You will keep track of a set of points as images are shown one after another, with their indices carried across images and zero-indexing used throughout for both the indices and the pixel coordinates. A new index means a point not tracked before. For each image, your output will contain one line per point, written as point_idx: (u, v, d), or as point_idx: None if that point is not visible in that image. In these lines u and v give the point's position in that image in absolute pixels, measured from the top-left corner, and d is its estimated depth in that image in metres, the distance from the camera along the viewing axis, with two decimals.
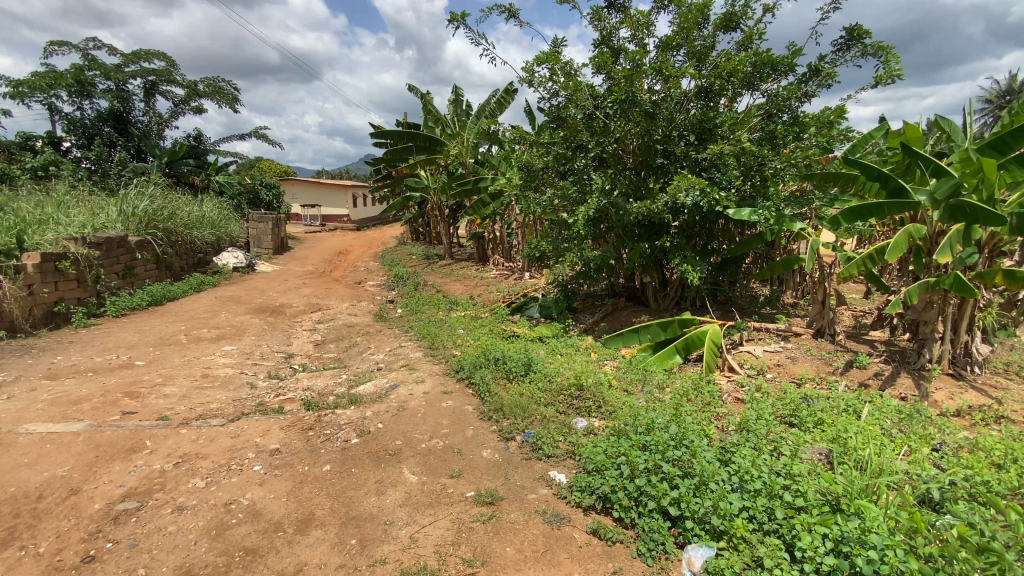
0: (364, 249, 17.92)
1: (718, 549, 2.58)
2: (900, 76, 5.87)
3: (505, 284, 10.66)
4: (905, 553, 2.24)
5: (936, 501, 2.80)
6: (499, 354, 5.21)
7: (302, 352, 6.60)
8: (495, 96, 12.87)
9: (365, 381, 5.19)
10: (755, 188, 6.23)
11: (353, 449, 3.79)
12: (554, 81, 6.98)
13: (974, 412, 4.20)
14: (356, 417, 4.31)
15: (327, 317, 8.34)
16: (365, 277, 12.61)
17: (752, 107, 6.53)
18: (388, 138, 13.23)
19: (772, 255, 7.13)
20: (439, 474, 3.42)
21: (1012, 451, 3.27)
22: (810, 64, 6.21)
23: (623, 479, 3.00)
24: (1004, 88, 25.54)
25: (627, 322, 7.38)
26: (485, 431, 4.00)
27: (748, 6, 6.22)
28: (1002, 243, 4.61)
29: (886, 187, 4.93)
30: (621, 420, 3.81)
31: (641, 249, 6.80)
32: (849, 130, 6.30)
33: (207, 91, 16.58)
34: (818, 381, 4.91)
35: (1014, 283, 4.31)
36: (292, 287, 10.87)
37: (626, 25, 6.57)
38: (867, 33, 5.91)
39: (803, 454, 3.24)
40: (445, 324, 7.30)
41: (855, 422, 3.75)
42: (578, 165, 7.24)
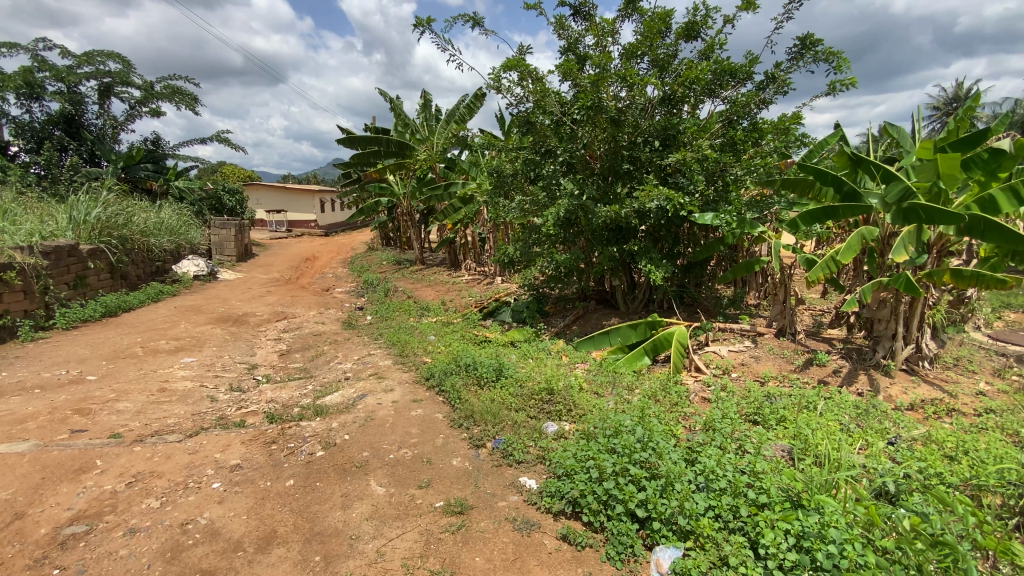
0: (332, 256, 17.57)
1: (685, 549, 2.61)
2: (850, 83, 6.13)
3: (476, 288, 10.63)
4: (862, 546, 2.32)
5: (892, 494, 2.91)
6: (470, 359, 5.17)
7: (267, 362, 6.41)
8: (465, 101, 12.86)
9: (333, 391, 5.07)
10: (717, 192, 6.42)
11: (318, 462, 3.69)
12: (523, 87, 7.02)
13: (926, 406, 4.39)
14: (322, 429, 4.20)
15: (293, 326, 8.13)
16: (333, 284, 12.36)
17: (714, 113, 6.72)
18: (356, 142, 13.05)
19: (735, 258, 7.33)
20: (407, 485, 3.36)
21: (962, 443, 3.43)
22: (767, 71, 6.43)
23: (592, 483, 3.00)
24: (950, 96, 26.95)
25: (598, 324, 7.45)
26: (455, 439, 3.95)
27: (709, 16, 6.40)
28: (949, 243, 4.82)
29: (841, 191, 5.09)
30: (591, 424, 3.82)
31: (610, 253, 6.88)
32: (805, 136, 6.54)
33: (165, 93, 16.01)
34: (780, 380, 5.06)
35: (962, 282, 4.50)
36: (257, 295, 10.55)
37: (591, 32, 6.66)
38: (819, 41, 6.16)
39: (766, 452, 3.31)
40: (416, 331, 7.21)
41: (815, 419, 3.88)
42: (547, 170, 7.30)
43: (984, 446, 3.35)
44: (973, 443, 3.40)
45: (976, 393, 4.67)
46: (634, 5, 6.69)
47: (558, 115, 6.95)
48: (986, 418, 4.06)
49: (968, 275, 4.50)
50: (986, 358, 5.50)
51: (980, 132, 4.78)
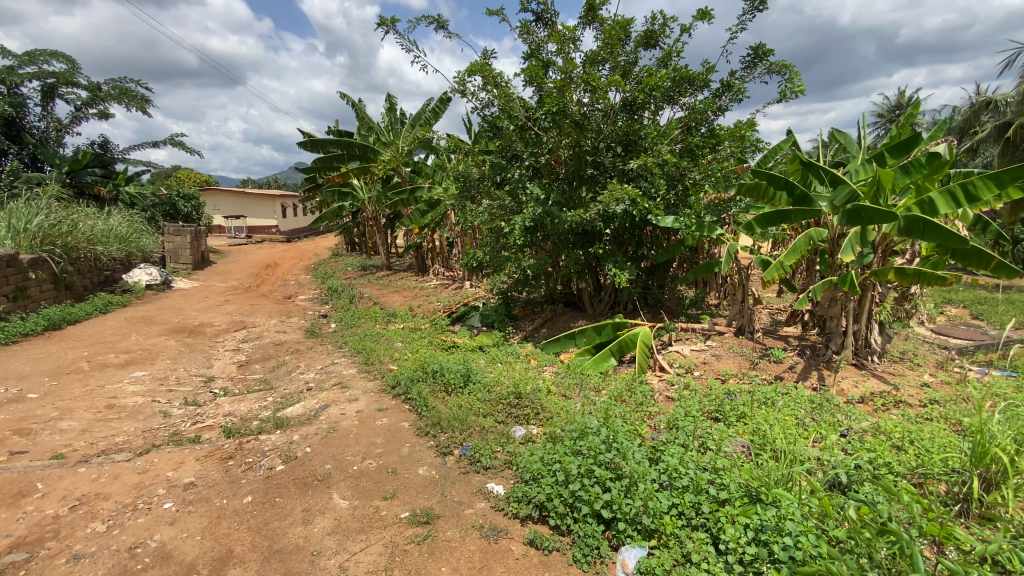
0: (295, 262, 17.10)
1: (649, 548, 2.65)
2: (801, 92, 6.41)
3: (444, 293, 10.55)
4: (816, 536, 2.41)
5: (844, 485, 3.02)
6: (437, 366, 5.12)
7: (225, 374, 6.18)
8: (430, 105, 12.78)
9: (294, 403, 4.93)
10: (678, 197, 6.62)
11: (277, 477, 3.57)
12: (487, 91, 7.04)
13: (875, 399, 4.60)
14: (282, 442, 4.07)
15: (253, 335, 7.86)
16: (295, 291, 12.03)
17: (673, 120, 6.91)
18: (318, 145, 12.78)
19: (696, 259, 7.53)
20: (371, 496, 3.29)
21: (908, 433, 3.61)
22: (723, 79, 6.64)
23: (559, 486, 3.02)
24: (893, 103, 28.48)
25: (565, 327, 7.52)
26: (422, 448, 3.89)
27: (667, 25, 6.58)
28: (893, 243, 5.07)
29: (793, 195, 5.31)
30: (558, 427, 3.84)
31: (576, 256, 6.98)
32: (759, 141, 6.78)
33: (114, 95, 15.28)
34: (740, 377, 5.23)
35: (906, 279, 4.75)
36: (214, 304, 10.17)
37: (553, 39, 6.75)
38: (770, 52, 6.41)
39: (727, 448, 3.40)
40: (382, 338, 7.08)
41: (773, 414, 4.03)
42: (513, 175, 7.33)
43: (928, 435, 3.53)
44: (918, 433, 3.58)
45: (920, 385, 4.93)
46: (595, 12, 6.80)
47: (523, 119, 7.01)
48: (930, 408, 4.29)
49: (910, 273, 4.75)
50: (929, 351, 5.81)
51: (913, 138, 5.10)
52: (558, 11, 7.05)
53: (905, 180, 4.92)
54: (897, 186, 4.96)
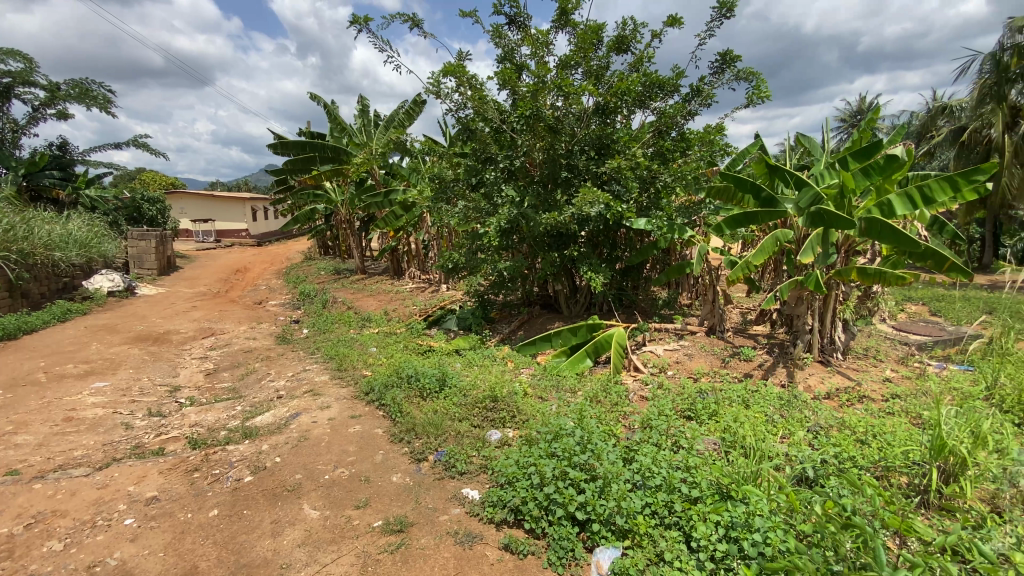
0: (266, 267, 16.71)
1: (623, 548, 2.67)
2: (767, 97, 6.58)
3: (421, 297, 10.45)
4: (783, 531, 2.47)
5: (811, 479, 3.10)
6: (412, 370, 5.06)
7: (192, 383, 5.98)
8: (404, 107, 12.68)
9: (264, 411, 4.81)
10: (650, 199, 6.72)
11: (245, 488, 3.47)
12: (461, 93, 7.02)
13: (840, 394, 4.75)
14: (251, 452, 3.97)
15: (221, 342, 7.64)
16: (266, 296, 11.75)
17: (645, 123, 7.02)
18: (289, 147, 12.53)
19: (669, 261, 7.64)
20: (343, 506, 3.22)
21: (871, 428, 3.72)
22: (692, 85, 6.77)
23: (534, 489, 3.02)
24: (855, 109, 29.59)
25: (542, 329, 7.54)
26: (396, 454, 3.84)
27: (637, 30, 6.68)
28: (855, 243, 5.23)
29: (759, 197, 5.44)
30: (534, 429, 3.84)
31: (551, 258, 7.02)
32: (728, 145, 6.93)
33: (74, 94, 14.70)
34: (712, 375, 5.33)
35: (867, 279, 4.91)
36: (180, 311, 9.85)
37: (526, 43, 6.78)
38: (738, 58, 6.57)
39: (699, 447, 3.46)
40: (356, 343, 6.97)
41: (743, 412, 4.12)
42: (487, 177, 7.32)
43: (889, 429, 3.65)
44: (880, 427, 3.71)
45: (883, 380, 5.10)
46: (568, 16, 6.85)
47: (497, 122, 7.03)
48: (892, 402, 4.45)
49: (872, 273, 4.90)
50: (890, 347, 6.02)
51: (874, 143, 5.27)
52: (531, 15, 7.08)
53: (866, 182, 5.07)
54: (858, 189, 5.12)
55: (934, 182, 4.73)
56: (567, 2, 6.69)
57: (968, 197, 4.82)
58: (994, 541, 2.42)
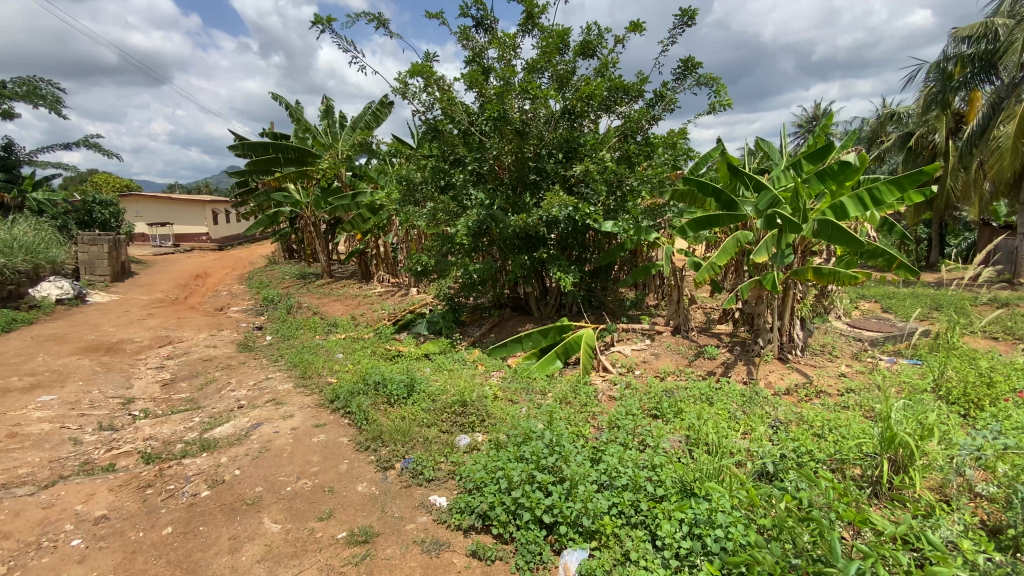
0: (228, 271, 16.16)
1: (590, 549, 2.68)
2: (727, 103, 6.76)
3: (390, 301, 10.30)
4: (744, 526, 2.52)
5: (771, 473, 3.19)
6: (380, 376, 4.98)
7: (147, 395, 5.71)
8: (370, 108, 12.49)
9: (223, 422, 4.65)
10: (617, 202, 6.84)
11: (202, 503, 3.34)
12: (429, 94, 6.97)
13: (799, 390, 4.91)
14: (209, 466, 3.83)
15: (179, 351, 7.34)
16: (228, 303, 11.36)
17: (611, 128, 7.13)
18: (251, 147, 12.16)
19: (636, 262, 7.77)
20: (306, 518, 3.14)
21: (827, 422, 3.86)
22: (656, 90, 6.91)
23: (501, 493, 3.00)
24: (811, 115, 30.79)
25: (513, 332, 7.54)
26: (361, 463, 3.76)
27: (603, 35, 6.77)
28: (811, 244, 5.42)
29: (720, 201, 5.60)
30: (502, 433, 3.84)
31: (521, 261, 7.04)
32: (691, 149, 7.09)
33: (19, 92, 13.91)
34: (677, 374, 5.44)
35: (822, 278, 5.11)
36: (134, 319, 9.42)
37: (493, 45, 6.78)
38: (699, 64, 6.73)
39: (665, 445, 3.53)
40: (321, 350, 6.81)
41: (707, 409, 4.22)
42: (456, 180, 7.28)
43: (844, 423, 3.79)
44: (836, 421, 3.85)
45: (838, 374, 5.32)
46: (534, 21, 6.90)
47: (465, 124, 7.02)
48: (847, 397, 4.63)
49: (826, 273, 5.10)
50: (845, 344, 6.27)
51: (828, 147, 5.49)
52: (498, 18, 7.09)
53: (821, 186, 5.30)
54: (813, 192, 5.32)
55: (882, 184, 4.95)
56: (533, 6, 6.73)
57: (914, 199, 5.07)
58: (942, 529, 2.55)
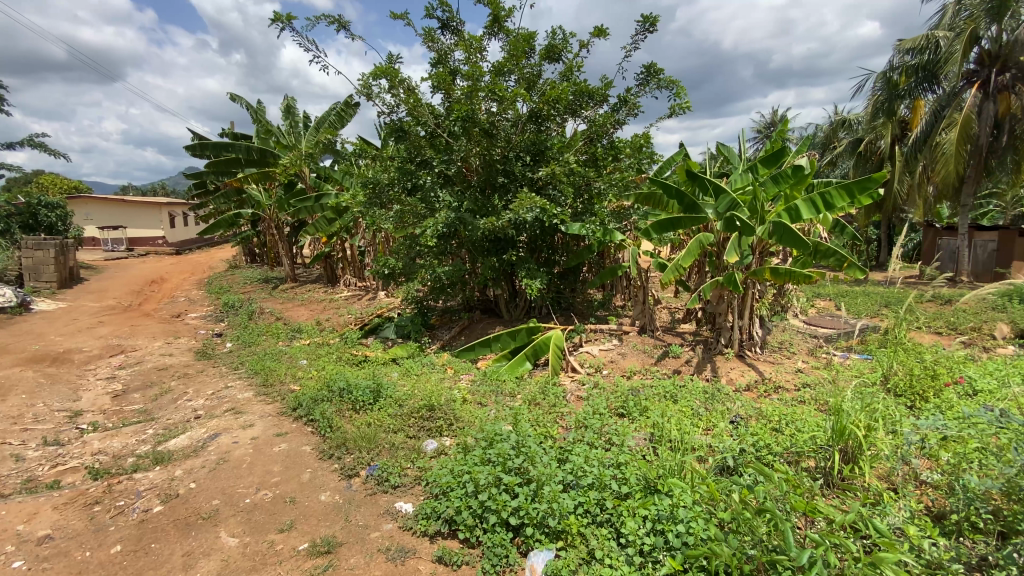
0: (186, 277, 15.53)
1: (557, 550, 2.70)
2: (688, 107, 6.94)
3: (357, 305, 10.12)
4: (704, 521, 2.59)
5: (730, 467, 3.28)
6: (344, 383, 4.88)
7: (96, 407, 5.44)
8: (335, 108, 12.28)
9: (178, 434, 4.47)
10: (584, 205, 6.93)
11: (153, 520, 3.20)
12: (395, 95, 6.89)
13: (759, 386, 5.08)
14: (162, 479, 3.67)
15: (132, 360, 7.02)
16: (185, 309, 10.93)
17: (577, 131, 7.22)
18: (209, 147, 11.75)
19: (603, 263, 7.86)
20: (265, 530, 3.05)
21: (784, 416, 4.00)
22: (620, 95, 7.03)
23: (467, 497, 2.99)
24: (769, 121, 31.96)
25: (482, 334, 7.52)
26: (324, 472, 3.68)
27: (567, 40, 6.86)
28: (768, 245, 5.62)
29: (682, 203, 5.75)
30: (469, 436, 3.82)
31: (490, 263, 7.04)
32: (654, 153, 7.25)
33: None
34: (643, 373, 5.56)
35: (778, 278, 5.30)
36: (83, 327, 8.95)
37: (459, 47, 6.77)
38: (660, 70, 6.89)
39: (630, 443, 3.58)
40: (284, 356, 6.64)
41: (671, 407, 4.32)
42: (422, 182, 7.23)
43: (799, 417, 3.93)
44: (792, 415, 3.99)
45: (795, 370, 5.53)
46: (500, 24, 6.92)
47: (432, 126, 6.99)
48: (803, 391, 4.82)
49: (782, 272, 5.30)
50: (802, 340, 6.51)
51: (782, 151, 5.72)
52: (464, 20, 7.08)
53: (776, 189, 5.51)
54: (770, 194, 5.53)
55: (833, 189, 5.20)
56: (499, 9, 6.76)
57: (862, 202, 5.33)
58: (890, 516, 2.67)
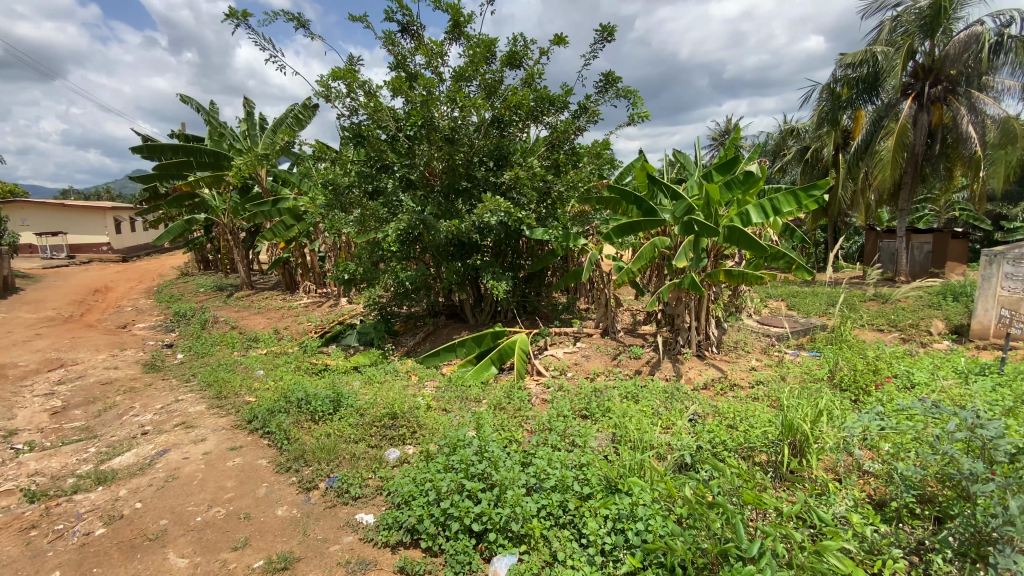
0: (132, 285, 14.75)
1: (520, 554, 2.72)
2: (645, 115, 7.14)
3: (318, 312, 9.87)
4: (662, 517, 2.67)
5: (687, 464, 3.39)
6: (303, 393, 4.75)
7: (32, 425, 5.10)
8: (293, 111, 11.99)
9: (124, 451, 4.25)
10: (547, 210, 7.02)
11: (96, 543, 3.03)
12: (353, 98, 6.82)
13: (715, 384, 5.25)
14: (105, 500, 3.48)
15: (72, 375, 6.60)
16: (132, 319, 10.39)
17: (539, 137, 7.31)
18: (156, 149, 11.28)
19: (567, 267, 7.96)
20: (218, 549, 2.94)
21: (738, 413, 4.14)
22: (580, 102, 7.16)
23: (430, 505, 2.97)
24: (724, 128, 33.24)
25: (447, 339, 7.49)
26: (281, 486, 3.57)
27: (528, 47, 6.93)
28: (721, 248, 5.84)
29: (641, 208, 5.92)
30: (433, 443, 3.79)
31: (454, 267, 7.01)
32: (614, 159, 7.42)
33: None
34: (606, 374, 5.66)
35: (732, 280, 5.51)
36: (17, 341, 8.37)
37: (420, 52, 6.74)
38: (618, 79, 7.06)
39: (592, 444, 3.65)
40: (239, 367, 6.40)
41: (632, 407, 4.41)
42: (384, 186, 7.14)
43: (752, 413, 4.08)
44: (746, 411, 4.15)
45: (749, 368, 5.75)
46: (461, 29, 6.92)
47: (393, 130, 6.93)
48: (756, 389, 5.01)
49: (736, 274, 5.53)
50: (755, 339, 6.77)
51: (734, 159, 5.95)
52: (424, 25, 7.06)
53: (730, 195, 5.65)
54: (723, 201, 5.64)
55: (781, 195, 5.49)
56: (459, 15, 6.76)
57: (809, 208, 5.63)
58: (834, 506, 2.81)
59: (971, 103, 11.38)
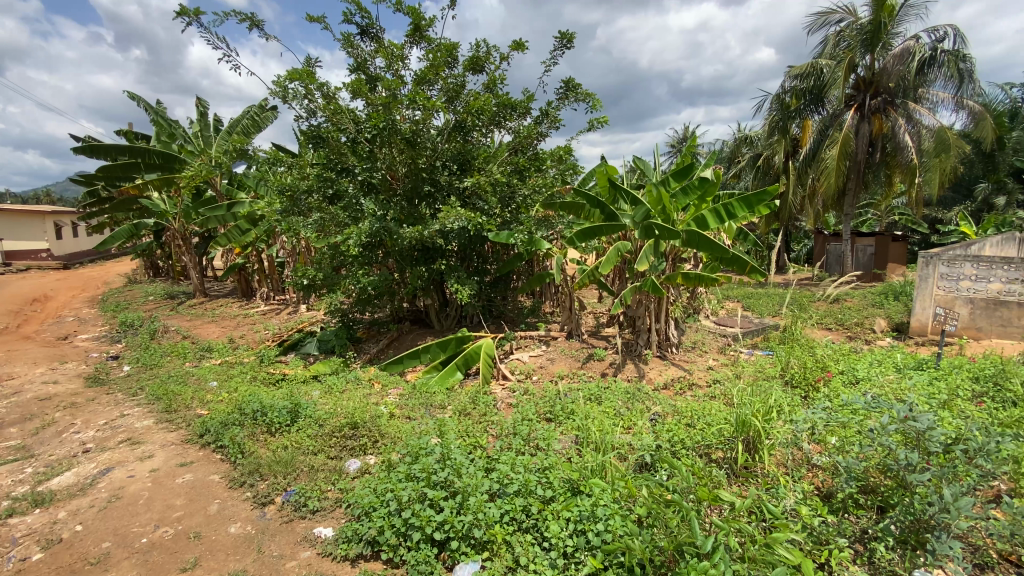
0: (74, 294, 13.90)
1: (481, 561, 2.71)
2: (604, 122, 7.27)
3: (276, 320, 9.58)
4: (621, 517, 2.72)
5: (647, 463, 3.46)
6: (258, 405, 4.60)
7: None
8: (249, 112, 11.63)
9: (63, 471, 4.00)
10: (511, 214, 7.04)
11: (31, 570, 2.85)
12: (311, 100, 6.68)
13: (675, 384, 5.39)
14: (41, 524, 3.27)
15: (6, 391, 6.17)
16: (73, 330, 9.79)
17: (501, 142, 7.34)
18: (100, 150, 10.70)
19: (532, 271, 8.01)
20: (165, 571, 2.81)
21: (696, 412, 4.25)
22: (541, 108, 7.24)
23: (391, 516, 2.93)
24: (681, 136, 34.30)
25: (412, 345, 7.41)
26: (235, 502, 3.44)
27: (490, 52, 6.97)
28: (679, 252, 6.03)
29: (603, 212, 6.05)
30: (395, 452, 3.73)
31: (418, 272, 6.95)
32: (575, 164, 7.53)
33: None
34: (570, 376, 5.72)
35: (690, 282, 5.65)
36: None
37: (380, 54, 6.67)
38: (578, 85, 7.18)
39: (555, 447, 3.69)
40: (191, 379, 6.13)
41: (595, 408, 4.48)
42: (344, 190, 7.02)
43: (709, 411, 4.21)
44: (703, 410, 4.28)
45: (706, 367, 5.93)
46: (421, 32, 6.89)
47: (353, 133, 6.80)
48: (713, 387, 5.17)
49: (693, 277, 5.67)
50: (713, 339, 6.99)
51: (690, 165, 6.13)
52: (384, 28, 7.00)
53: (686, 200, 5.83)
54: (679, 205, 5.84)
55: (735, 200, 5.65)
56: (420, 18, 6.74)
57: (761, 212, 5.81)
58: (784, 500, 2.93)
59: (908, 113, 12.13)
